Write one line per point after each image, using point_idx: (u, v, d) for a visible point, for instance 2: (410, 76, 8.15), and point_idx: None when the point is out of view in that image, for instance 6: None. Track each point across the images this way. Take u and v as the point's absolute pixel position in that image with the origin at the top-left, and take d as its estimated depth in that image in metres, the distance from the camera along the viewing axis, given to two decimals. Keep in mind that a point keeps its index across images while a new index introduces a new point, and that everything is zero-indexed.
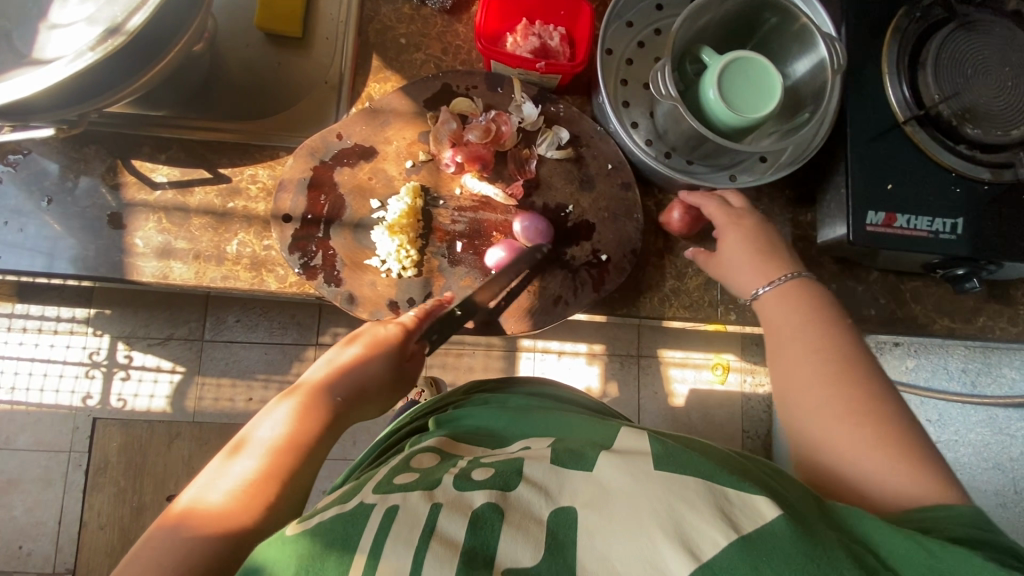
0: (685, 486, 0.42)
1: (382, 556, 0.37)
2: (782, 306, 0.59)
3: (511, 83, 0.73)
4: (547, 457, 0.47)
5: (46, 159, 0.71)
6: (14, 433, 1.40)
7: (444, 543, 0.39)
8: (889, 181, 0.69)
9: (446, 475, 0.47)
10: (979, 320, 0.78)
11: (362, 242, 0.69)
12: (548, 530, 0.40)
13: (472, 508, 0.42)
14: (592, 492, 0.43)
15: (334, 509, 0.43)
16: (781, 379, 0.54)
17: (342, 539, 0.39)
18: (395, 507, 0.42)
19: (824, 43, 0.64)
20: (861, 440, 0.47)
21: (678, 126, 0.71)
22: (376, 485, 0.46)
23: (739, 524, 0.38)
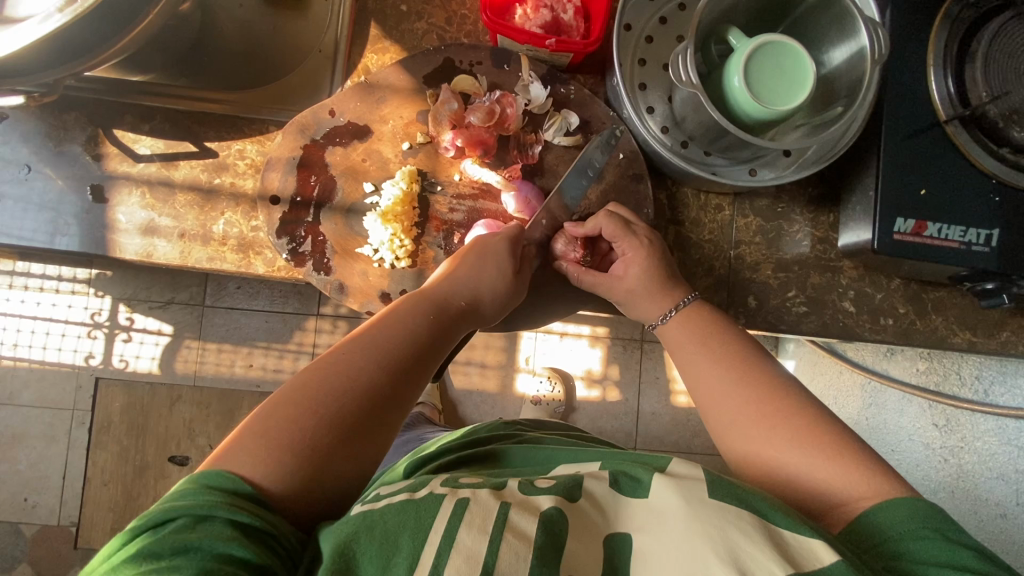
0: (741, 517, 0.43)
1: (458, 538, 0.39)
2: (683, 332, 0.63)
3: (519, 60, 0.68)
4: (605, 476, 0.49)
5: (23, 125, 0.67)
6: (17, 389, 1.42)
7: (517, 534, 0.40)
8: (924, 186, 0.64)
9: (509, 481, 0.48)
10: (1003, 334, 0.74)
11: (354, 228, 0.66)
12: (605, 553, 0.43)
13: (542, 509, 0.43)
14: (642, 515, 0.45)
15: (403, 495, 0.43)
16: (705, 396, 0.59)
17: (415, 522, 0.40)
18: (464, 499, 0.43)
19: (866, 30, 0.59)
20: (779, 438, 0.53)
21: (697, 115, 0.65)
22: (443, 480, 0.47)
23: (796, 562, 0.41)
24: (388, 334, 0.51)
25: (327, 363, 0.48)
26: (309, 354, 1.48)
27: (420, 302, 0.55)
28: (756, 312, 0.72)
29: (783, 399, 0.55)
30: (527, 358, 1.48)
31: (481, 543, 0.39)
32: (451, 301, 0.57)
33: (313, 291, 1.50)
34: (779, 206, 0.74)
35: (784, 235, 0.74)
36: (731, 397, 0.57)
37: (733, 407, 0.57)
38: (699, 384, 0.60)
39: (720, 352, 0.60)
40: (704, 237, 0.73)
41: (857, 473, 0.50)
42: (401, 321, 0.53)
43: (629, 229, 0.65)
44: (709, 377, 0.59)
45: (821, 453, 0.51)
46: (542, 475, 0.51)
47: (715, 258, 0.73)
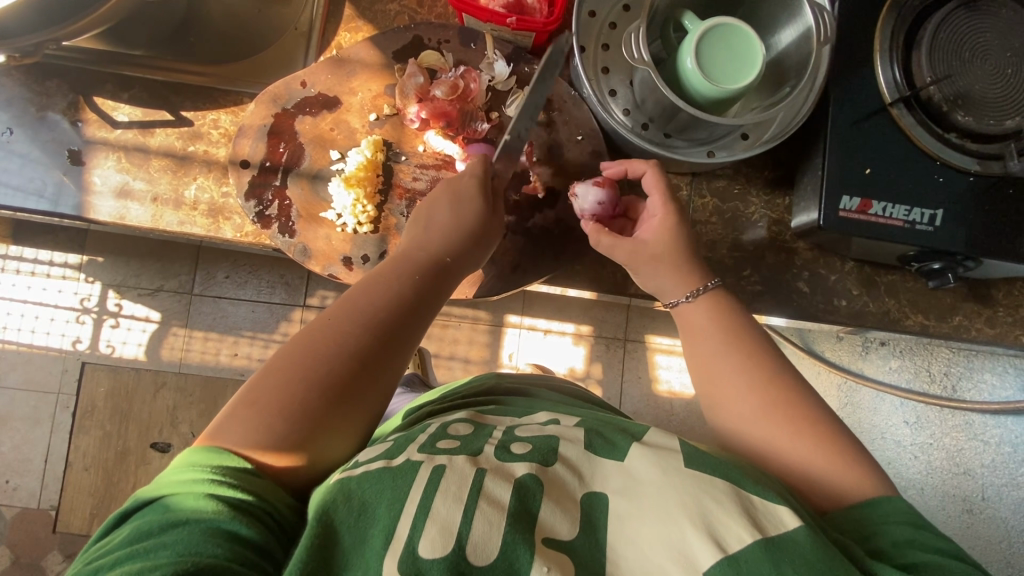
0: (716, 485, 0.46)
1: (434, 508, 0.43)
2: (703, 314, 0.62)
3: (485, 39, 0.71)
4: (581, 441, 0.51)
5: (8, 91, 0.70)
6: (4, 371, 1.43)
7: (491, 503, 0.44)
8: (869, 165, 0.66)
9: (486, 445, 0.51)
10: (955, 319, 0.76)
11: (319, 194, 0.68)
12: (582, 511, 0.46)
13: (516, 477, 0.46)
14: (621, 481, 0.47)
15: (381, 462, 0.47)
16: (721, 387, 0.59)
17: (391, 492, 0.44)
18: (441, 466, 0.46)
19: (812, 12, 0.62)
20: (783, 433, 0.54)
21: (654, 95, 0.68)
22: (421, 446, 0.50)
23: (762, 525, 0.43)
24: (355, 306, 0.53)
25: (301, 342, 0.50)
26: None
27: (392, 270, 0.57)
28: None
29: (783, 389, 0.57)
30: (511, 355, 1.49)
31: (456, 512, 0.43)
32: (417, 269, 0.57)
33: (301, 283, 1.52)
34: (735, 188, 0.76)
35: (741, 216, 0.76)
36: (729, 385, 0.58)
37: (736, 399, 0.58)
38: (706, 374, 0.60)
39: (727, 334, 0.60)
40: None
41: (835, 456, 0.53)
42: (382, 286, 0.55)
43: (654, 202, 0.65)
44: (707, 369, 0.60)
45: (806, 440, 0.54)
46: (525, 434, 0.52)
47: None
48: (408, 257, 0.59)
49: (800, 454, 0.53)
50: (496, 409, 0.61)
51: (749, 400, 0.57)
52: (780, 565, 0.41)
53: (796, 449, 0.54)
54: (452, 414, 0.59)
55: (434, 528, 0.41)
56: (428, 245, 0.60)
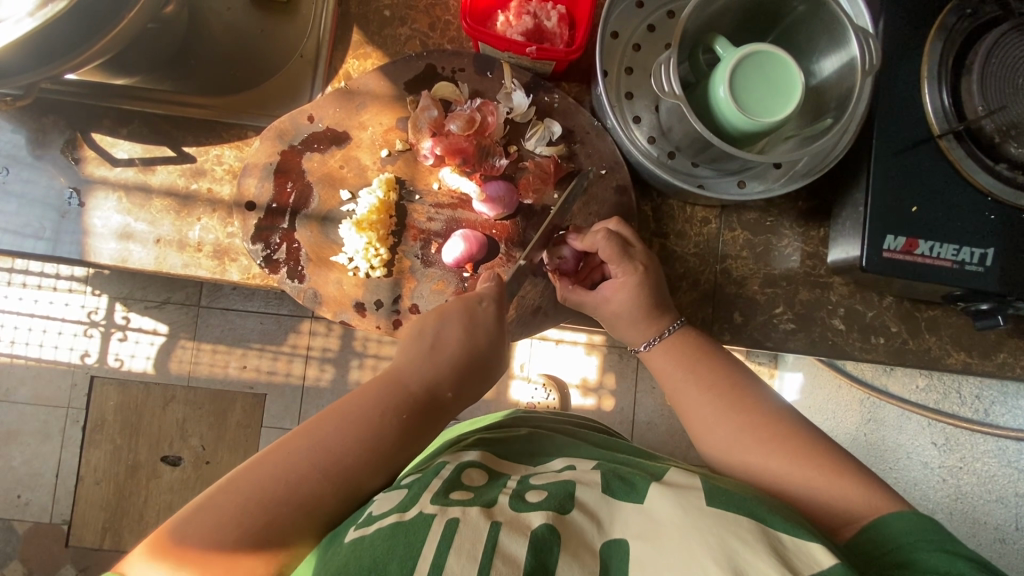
0: (740, 523, 0.42)
1: (447, 566, 0.38)
2: (668, 358, 0.61)
3: (502, 67, 0.66)
4: (599, 484, 0.48)
5: (3, 126, 0.66)
6: (13, 386, 1.42)
7: (506, 561, 0.39)
8: (915, 203, 0.62)
9: (500, 495, 0.47)
10: (999, 356, 0.72)
11: (330, 236, 0.65)
12: (601, 561, 0.41)
13: (532, 528, 0.42)
14: (641, 523, 0.44)
15: (393, 517, 0.43)
16: (714, 421, 0.57)
17: (403, 547, 0.40)
18: (454, 519, 0.42)
19: (856, 40, 0.57)
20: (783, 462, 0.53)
21: (682, 126, 0.63)
22: (433, 496, 0.45)
23: (795, 565, 0.39)
24: (328, 445, 0.47)
25: (267, 462, 0.45)
26: (303, 357, 1.47)
27: (383, 398, 0.50)
28: (743, 329, 0.70)
29: (771, 422, 0.55)
30: (522, 365, 1.46)
31: (471, 574, 0.38)
32: (409, 412, 0.50)
33: None
34: (767, 220, 0.72)
35: (773, 249, 0.72)
36: (725, 415, 0.57)
37: (732, 442, 0.55)
38: (694, 420, 0.58)
39: (702, 380, 0.59)
40: (689, 251, 0.71)
41: (838, 484, 0.51)
42: (372, 419, 0.49)
43: (624, 254, 0.61)
44: (698, 414, 0.58)
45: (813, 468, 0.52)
46: (541, 482, 0.49)
47: (700, 271, 0.71)
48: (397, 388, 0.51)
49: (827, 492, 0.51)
50: (512, 450, 0.58)
51: (744, 441, 0.55)
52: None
53: (805, 479, 0.51)
54: (466, 453, 0.56)
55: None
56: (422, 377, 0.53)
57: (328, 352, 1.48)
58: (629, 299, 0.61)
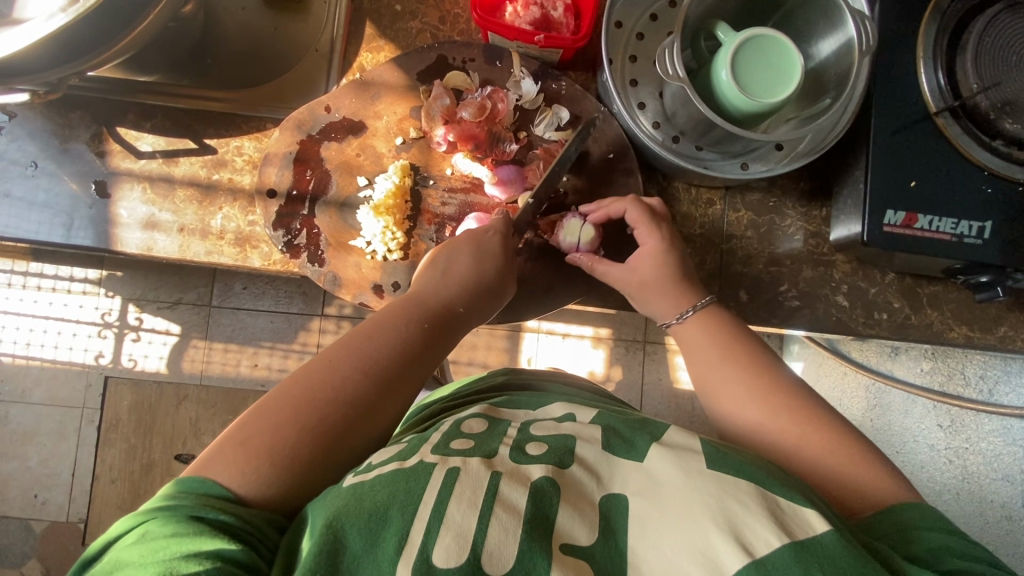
0: (738, 486, 0.43)
1: (447, 513, 0.41)
2: (701, 332, 0.62)
3: (510, 57, 0.69)
4: (598, 440, 0.49)
5: (31, 123, 0.69)
6: (30, 387, 1.45)
7: (506, 510, 0.41)
8: (914, 178, 0.64)
9: (500, 446, 0.49)
10: (1000, 330, 0.73)
11: (348, 221, 0.67)
12: (601, 513, 0.43)
13: (531, 480, 0.44)
14: (640, 480, 0.45)
15: (393, 464, 0.46)
16: (753, 391, 0.57)
17: (404, 495, 0.42)
18: (456, 468, 0.44)
19: (853, 21, 0.59)
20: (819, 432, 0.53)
21: (687, 110, 0.66)
22: (434, 447, 0.48)
23: (792, 530, 0.40)
24: (315, 379, 0.49)
25: (254, 417, 0.46)
26: (313, 353, 1.50)
27: (379, 331, 0.55)
28: (750, 307, 0.72)
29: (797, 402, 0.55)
30: (529, 359, 1.48)
31: (470, 520, 0.40)
32: (399, 336, 0.55)
33: (318, 292, 1.51)
34: (771, 200, 0.74)
35: (776, 229, 0.74)
36: (761, 387, 0.57)
37: (761, 410, 0.56)
38: (722, 397, 0.59)
39: (732, 351, 0.60)
40: (695, 232, 0.73)
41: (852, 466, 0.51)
42: (365, 346, 0.53)
43: (650, 220, 0.65)
44: (725, 390, 0.58)
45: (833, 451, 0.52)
46: (541, 433, 0.50)
47: (707, 251, 0.73)
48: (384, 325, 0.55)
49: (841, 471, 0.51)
50: (512, 403, 0.59)
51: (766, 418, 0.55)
52: (810, 572, 0.38)
53: (826, 457, 0.52)
54: (468, 408, 0.57)
55: (448, 539, 0.39)
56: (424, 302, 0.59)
57: None
58: (654, 271, 0.64)
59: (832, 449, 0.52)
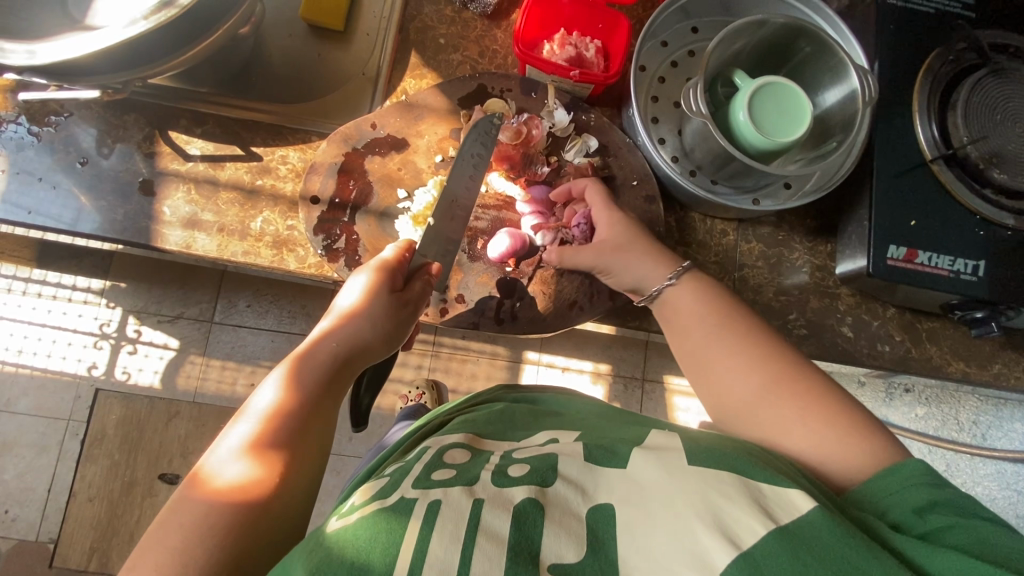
0: (719, 478, 0.43)
1: (429, 549, 0.37)
2: (688, 297, 0.61)
3: (545, 89, 0.75)
4: (580, 454, 0.48)
5: (86, 124, 0.73)
6: (16, 396, 1.41)
7: (490, 539, 0.39)
8: (914, 218, 0.69)
9: (483, 472, 0.47)
10: (995, 367, 0.77)
11: (386, 230, 0.71)
12: (588, 526, 0.41)
13: (514, 503, 0.42)
14: (625, 488, 0.44)
15: (376, 503, 0.44)
16: (761, 368, 0.54)
17: (386, 535, 0.39)
18: (436, 502, 0.42)
19: (856, 75, 0.66)
20: (822, 420, 0.49)
21: (705, 145, 0.71)
22: (416, 480, 0.46)
23: (776, 515, 0.40)
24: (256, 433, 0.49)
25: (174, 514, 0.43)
26: None
27: (307, 367, 0.53)
28: None
29: (797, 376, 0.53)
30: None
31: (454, 555, 0.37)
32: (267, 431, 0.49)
33: (321, 313, 1.52)
34: (780, 235, 0.79)
35: (784, 261, 0.78)
36: (762, 364, 0.54)
37: (756, 383, 0.53)
38: (719, 380, 0.56)
39: (720, 318, 0.58)
40: (710, 259, 0.78)
41: (852, 450, 0.48)
42: (291, 387, 0.52)
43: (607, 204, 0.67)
44: (714, 373, 0.56)
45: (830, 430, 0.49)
46: (523, 457, 0.49)
47: (720, 278, 0.77)
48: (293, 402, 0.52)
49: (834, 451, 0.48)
50: (491, 427, 0.57)
51: (760, 401, 0.52)
52: (799, 555, 0.37)
53: (819, 439, 0.49)
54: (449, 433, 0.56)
55: None
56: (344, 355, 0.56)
57: None
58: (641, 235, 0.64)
59: (828, 435, 0.49)
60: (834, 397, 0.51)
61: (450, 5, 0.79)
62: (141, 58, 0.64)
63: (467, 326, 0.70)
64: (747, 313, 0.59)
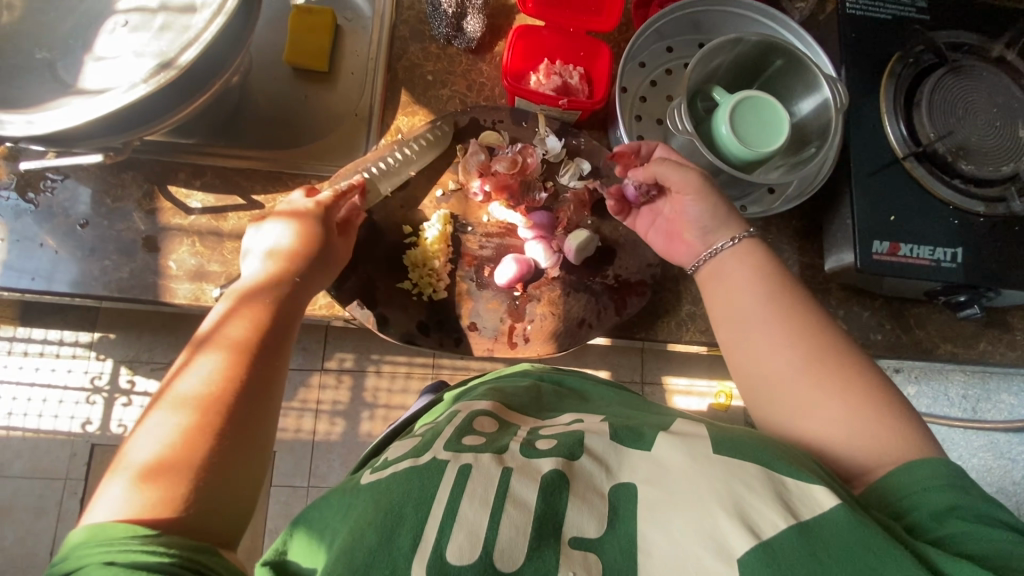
0: (746, 469, 0.43)
1: (460, 511, 0.42)
2: (735, 264, 0.60)
3: (535, 118, 0.78)
4: (605, 432, 0.50)
5: (83, 187, 0.74)
6: (10, 459, 1.37)
7: (517, 506, 0.43)
8: (893, 213, 0.73)
9: (511, 443, 0.50)
10: (980, 345, 0.82)
11: (395, 266, 0.73)
12: (610, 504, 0.43)
13: (542, 474, 0.45)
14: (650, 468, 0.45)
15: (408, 462, 0.48)
16: (798, 337, 0.54)
17: (418, 492, 0.44)
18: (468, 465, 0.46)
19: (827, 85, 0.70)
20: (852, 401, 0.50)
21: (692, 159, 0.75)
22: (447, 442, 0.49)
23: (796, 509, 0.40)
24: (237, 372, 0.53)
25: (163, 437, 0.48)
26: (312, 411, 1.33)
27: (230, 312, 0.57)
28: None
29: (837, 353, 0.53)
30: None
31: (483, 517, 0.42)
32: (245, 376, 0.53)
33: None
34: (769, 237, 0.83)
35: (776, 261, 0.82)
36: (797, 335, 0.54)
37: (792, 354, 0.53)
38: (756, 346, 0.55)
39: (764, 287, 0.58)
40: None
41: (887, 429, 0.48)
42: (269, 336, 0.57)
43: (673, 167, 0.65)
44: (751, 338, 0.56)
45: (870, 413, 0.49)
46: (550, 432, 0.51)
47: None
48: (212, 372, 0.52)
49: (874, 434, 0.48)
50: (519, 400, 0.59)
51: (795, 369, 0.53)
52: (816, 553, 0.38)
53: (841, 414, 0.49)
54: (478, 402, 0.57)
55: (461, 535, 0.41)
56: (255, 337, 0.56)
57: (338, 406, 1.34)
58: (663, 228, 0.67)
59: (854, 413, 0.49)
60: (879, 383, 0.51)
61: (434, 43, 0.82)
62: (132, 123, 0.65)
63: (483, 353, 0.72)
64: (794, 285, 0.58)
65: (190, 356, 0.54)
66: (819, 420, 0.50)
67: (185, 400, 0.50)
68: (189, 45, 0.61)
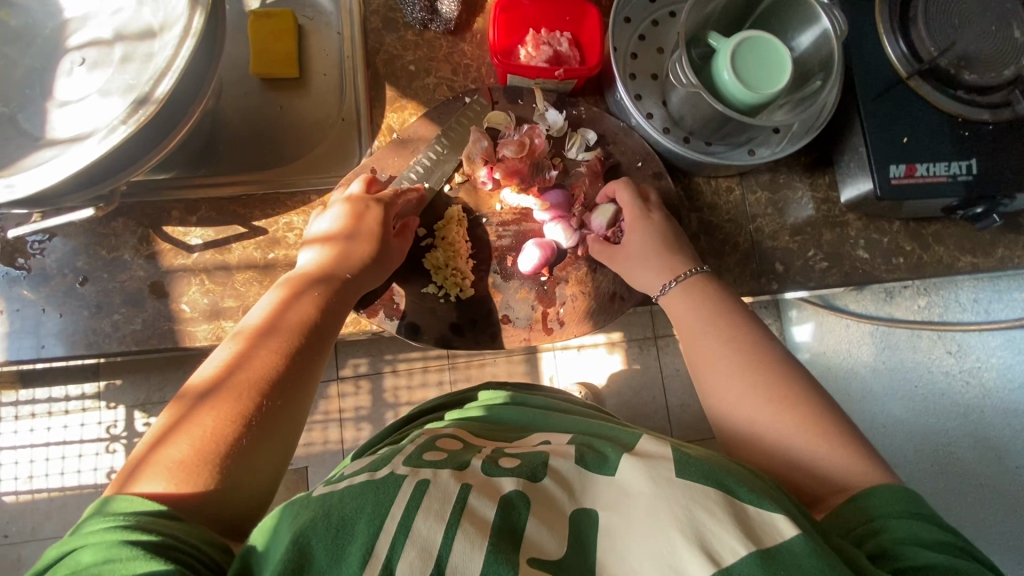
0: (706, 493, 0.41)
1: (414, 525, 0.39)
2: (686, 299, 0.64)
3: (530, 92, 0.75)
4: (571, 455, 0.48)
5: (74, 241, 0.70)
6: (39, 522, 1.31)
7: (477, 521, 0.40)
8: (906, 134, 0.72)
9: (473, 459, 0.47)
10: (999, 251, 0.82)
11: (416, 272, 0.72)
12: (571, 529, 0.41)
13: (503, 493, 0.43)
14: (609, 492, 0.44)
15: (364, 475, 0.45)
16: (738, 362, 0.58)
17: (373, 505, 0.40)
18: (425, 481, 0.43)
19: (824, 14, 0.68)
20: (794, 417, 0.53)
21: (696, 111, 0.73)
22: (405, 459, 0.47)
23: (759, 537, 0.39)
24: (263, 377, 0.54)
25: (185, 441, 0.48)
26: (337, 420, 1.32)
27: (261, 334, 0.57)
28: (786, 277, 0.79)
29: (777, 378, 0.56)
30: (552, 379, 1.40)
31: (437, 532, 0.38)
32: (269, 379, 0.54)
33: None
34: (780, 178, 0.82)
35: (790, 202, 0.81)
36: (739, 359, 0.58)
37: (735, 379, 0.57)
38: (706, 369, 0.60)
39: (713, 318, 0.62)
40: (724, 219, 0.80)
41: (827, 445, 0.51)
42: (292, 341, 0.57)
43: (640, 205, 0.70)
44: (702, 361, 0.61)
45: (798, 429, 0.52)
46: (514, 452, 0.49)
47: (737, 234, 0.80)
48: (219, 394, 0.52)
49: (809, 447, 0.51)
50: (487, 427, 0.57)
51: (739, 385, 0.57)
52: None
53: (780, 429, 0.53)
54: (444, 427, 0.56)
55: (413, 551, 0.37)
56: (280, 348, 0.56)
57: (361, 411, 1.33)
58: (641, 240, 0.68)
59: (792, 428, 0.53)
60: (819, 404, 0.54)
61: (410, 30, 0.78)
62: (110, 171, 0.60)
63: (521, 343, 0.72)
64: (743, 314, 0.62)
65: (210, 370, 0.54)
66: (763, 429, 0.54)
67: (207, 406, 0.51)
68: (162, 76, 0.56)
